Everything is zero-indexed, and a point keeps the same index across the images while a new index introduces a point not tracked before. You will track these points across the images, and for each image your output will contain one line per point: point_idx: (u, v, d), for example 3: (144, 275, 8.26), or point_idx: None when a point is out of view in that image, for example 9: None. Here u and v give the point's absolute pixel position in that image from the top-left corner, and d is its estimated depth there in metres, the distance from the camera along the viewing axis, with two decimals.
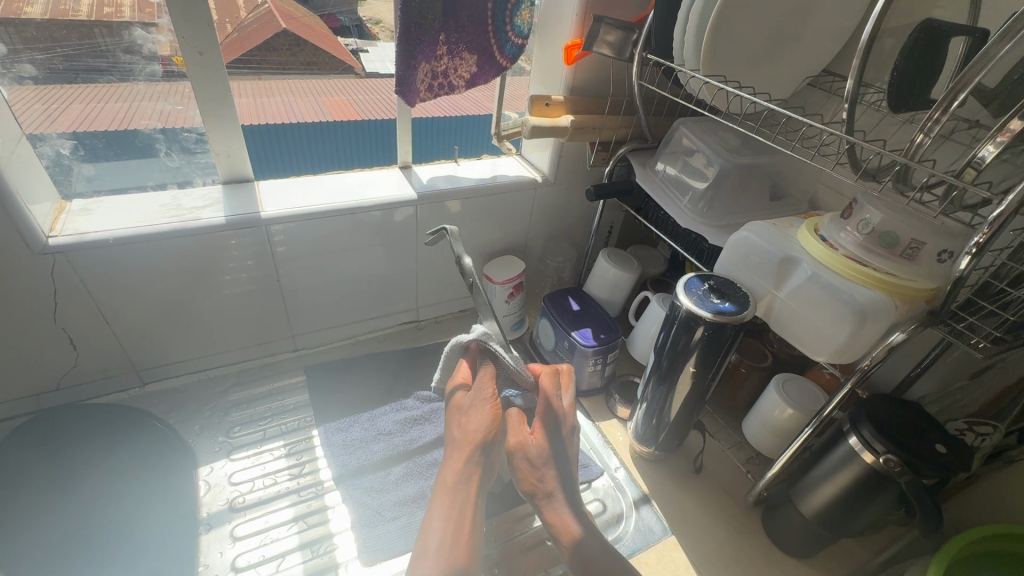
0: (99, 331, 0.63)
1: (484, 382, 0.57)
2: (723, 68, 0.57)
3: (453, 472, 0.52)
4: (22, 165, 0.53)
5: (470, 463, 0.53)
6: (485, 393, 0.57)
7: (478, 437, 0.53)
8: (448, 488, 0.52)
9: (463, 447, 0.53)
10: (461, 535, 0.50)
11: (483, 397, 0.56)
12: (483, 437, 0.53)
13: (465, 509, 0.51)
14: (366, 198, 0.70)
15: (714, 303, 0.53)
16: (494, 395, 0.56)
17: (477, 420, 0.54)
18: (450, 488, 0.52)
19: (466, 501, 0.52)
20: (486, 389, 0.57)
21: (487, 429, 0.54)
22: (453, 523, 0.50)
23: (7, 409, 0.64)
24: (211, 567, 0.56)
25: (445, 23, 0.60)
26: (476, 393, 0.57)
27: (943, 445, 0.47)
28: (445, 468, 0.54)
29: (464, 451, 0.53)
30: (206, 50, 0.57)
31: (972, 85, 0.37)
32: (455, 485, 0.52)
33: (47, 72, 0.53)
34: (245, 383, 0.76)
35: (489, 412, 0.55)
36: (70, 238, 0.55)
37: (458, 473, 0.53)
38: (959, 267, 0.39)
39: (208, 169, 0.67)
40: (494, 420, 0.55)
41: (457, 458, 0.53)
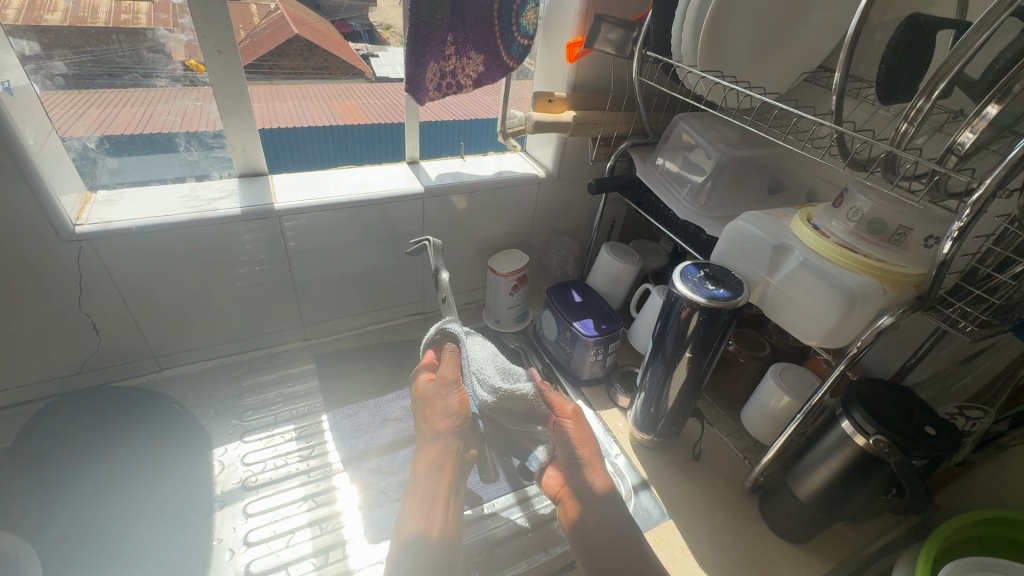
0: (120, 316, 0.66)
1: (447, 369, 0.63)
2: (720, 63, 0.58)
3: (426, 461, 0.57)
4: (52, 158, 0.56)
5: (443, 450, 0.58)
6: (448, 380, 0.62)
7: (449, 423, 0.60)
8: (425, 478, 0.56)
9: (436, 435, 0.59)
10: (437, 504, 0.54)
11: (446, 383, 0.62)
12: (454, 424, 0.60)
13: (438, 500, 0.54)
14: (374, 191, 0.72)
15: (709, 289, 0.54)
16: (455, 379, 0.62)
17: (447, 405, 0.61)
18: (423, 477, 0.56)
19: (437, 491, 0.55)
20: (448, 377, 0.62)
21: (460, 412, 0.60)
22: (428, 512, 0.53)
23: (31, 391, 0.67)
24: (224, 542, 0.58)
25: (452, 23, 0.63)
26: (441, 381, 0.62)
27: (933, 427, 0.49)
28: (419, 457, 0.58)
29: (440, 441, 0.59)
30: (225, 48, 0.59)
31: (952, 75, 0.39)
32: (427, 474, 0.56)
33: (76, 68, 0.57)
34: (257, 370, 0.78)
35: (456, 398, 0.61)
36: (96, 227, 0.58)
37: (432, 461, 0.57)
38: (943, 250, 0.41)
39: (225, 163, 0.70)
40: (461, 407, 0.61)
41: (432, 445, 0.58)
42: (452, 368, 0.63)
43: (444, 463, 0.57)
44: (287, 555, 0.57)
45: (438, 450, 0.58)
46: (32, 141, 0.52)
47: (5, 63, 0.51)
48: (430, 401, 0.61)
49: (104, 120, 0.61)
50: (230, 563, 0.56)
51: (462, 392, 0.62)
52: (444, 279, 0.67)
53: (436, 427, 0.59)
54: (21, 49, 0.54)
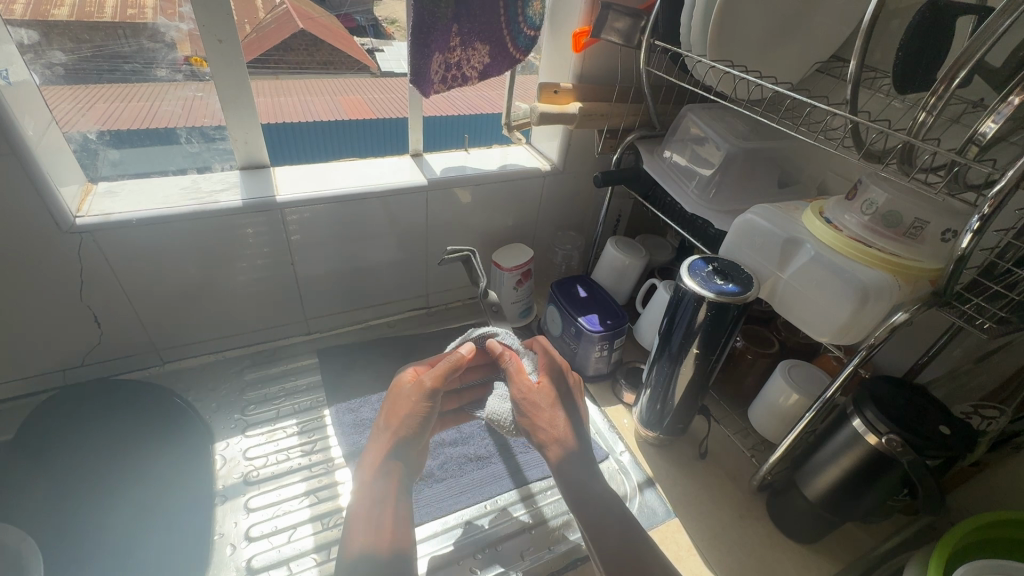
0: (123, 309, 0.66)
1: (427, 373, 0.57)
2: (730, 53, 0.57)
3: (369, 471, 0.54)
4: (53, 149, 0.56)
5: (385, 461, 0.54)
6: (424, 384, 0.57)
7: (399, 428, 0.56)
8: (371, 487, 0.53)
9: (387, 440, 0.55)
10: (382, 522, 0.50)
11: (421, 386, 0.56)
12: (406, 432, 0.55)
13: (384, 509, 0.52)
14: (377, 183, 0.71)
15: (718, 284, 0.53)
16: (431, 388, 0.56)
17: (407, 411, 0.56)
18: (370, 484, 0.53)
19: (386, 500, 0.52)
20: (425, 380, 0.57)
21: (412, 420, 0.56)
22: (370, 519, 0.51)
23: (33, 384, 0.67)
24: (226, 537, 0.58)
25: (458, 13, 0.62)
26: (417, 384, 0.57)
27: (947, 426, 0.48)
28: (368, 460, 0.55)
29: (386, 443, 0.55)
30: (226, 38, 0.58)
31: (973, 62, 0.38)
32: (376, 480, 0.53)
33: (76, 58, 0.56)
34: (259, 364, 0.78)
35: (419, 406, 0.56)
36: (96, 219, 0.58)
37: (378, 469, 0.54)
38: (961, 245, 0.39)
39: (227, 155, 0.69)
40: (421, 415, 0.56)
41: (378, 450, 0.55)
42: (434, 378, 0.57)
43: (389, 469, 0.54)
44: (288, 550, 0.57)
45: (382, 458, 0.54)
46: (31, 132, 0.52)
47: (6, 54, 0.51)
48: (398, 400, 0.58)
49: (109, 115, 0.61)
50: (232, 558, 0.56)
51: (428, 404, 0.56)
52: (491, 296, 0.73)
53: (391, 425, 0.56)
54: (19, 38, 0.53)
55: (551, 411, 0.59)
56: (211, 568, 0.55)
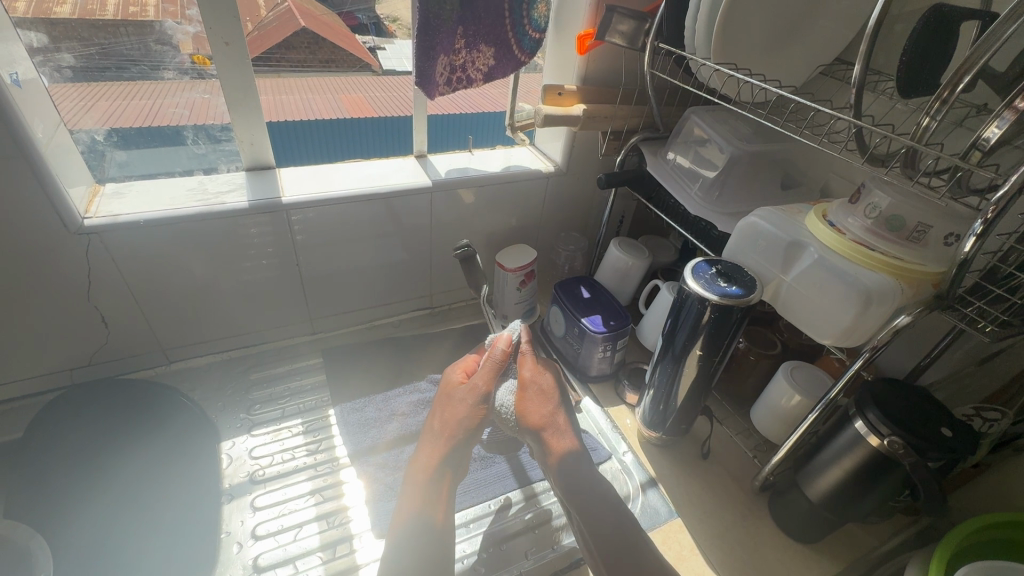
0: (129, 309, 0.66)
1: (478, 378, 0.63)
2: (734, 56, 0.57)
3: (427, 462, 0.58)
4: (61, 150, 0.56)
5: (443, 461, 0.58)
6: (476, 389, 0.62)
7: (461, 430, 0.60)
8: (423, 482, 0.57)
9: (444, 441, 0.59)
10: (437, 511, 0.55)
11: (475, 390, 0.62)
12: (462, 434, 0.60)
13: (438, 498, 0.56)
14: (381, 184, 0.72)
15: (721, 286, 0.53)
16: (484, 395, 0.62)
17: (460, 412, 0.61)
18: (422, 481, 0.57)
19: (437, 495, 0.56)
20: (477, 386, 0.62)
21: (466, 423, 0.60)
22: (427, 501, 0.55)
23: (41, 383, 0.68)
24: (233, 535, 0.58)
25: (463, 15, 0.62)
26: (469, 389, 0.62)
27: (949, 428, 0.48)
28: (420, 459, 0.59)
29: (443, 442, 0.59)
30: (232, 41, 0.58)
31: (978, 67, 0.38)
32: (429, 479, 0.57)
33: (84, 60, 0.57)
34: (264, 364, 0.78)
35: (474, 413, 0.61)
36: (104, 220, 0.58)
37: (431, 469, 0.58)
38: (964, 249, 0.40)
39: (232, 156, 0.69)
40: (473, 419, 0.61)
41: (434, 451, 0.59)
42: (486, 381, 0.62)
43: (444, 470, 0.58)
44: (294, 549, 0.57)
45: (438, 458, 0.58)
46: (40, 133, 0.52)
47: (15, 56, 0.51)
48: (452, 403, 0.62)
49: (112, 114, 0.62)
50: (239, 556, 0.57)
51: (483, 409, 0.61)
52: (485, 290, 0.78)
53: (447, 428, 0.60)
54: (29, 40, 0.54)
55: (551, 408, 0.62)
56: (218, 566, 0.56)
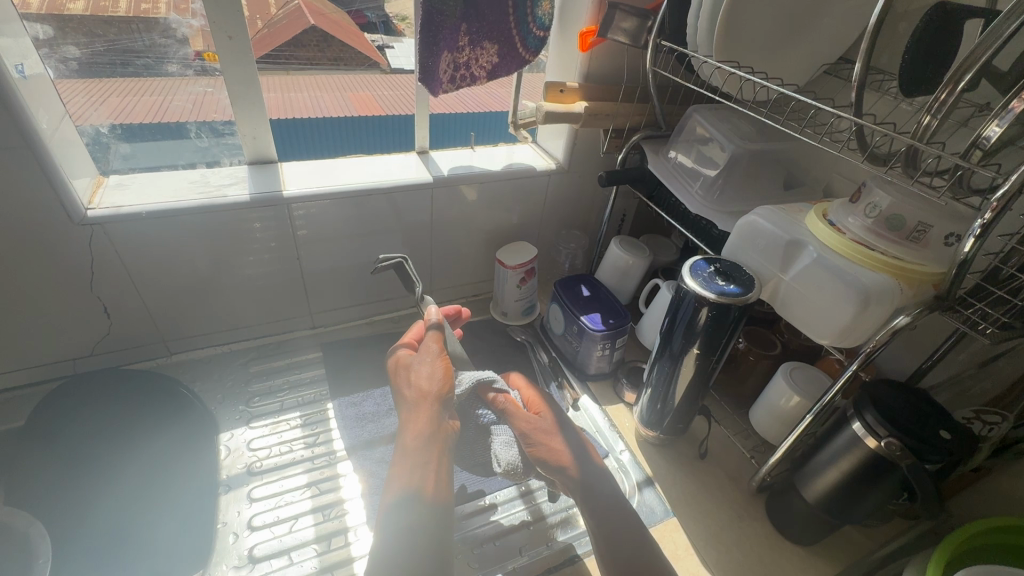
0: (131, 301, 0.67)
1: (431, 342, 0.61)
2: (736, 54, 0.57)
3: (414, 429, 0.53)
4: (66, 142, 0.57)
5: (431, 421, 0.53)
6: (431, 350, 0.60)
7: (433, 389, 0.56)
8: (412, 453, 0.51)
9: (422, 407, 0.55)
10: (429, 474, 0.50)
11: (431, 352, 0.60)
12: (437, 392, 0.56)
13: (430, 467, 0.50)
14: (384, 179, 0.72)
15: (719, 285, 0.53)
16: (439, 350, 0.61)
17: (425, 374, 0.57)
18: (413, 450, 0.51)
19: (430, 463, 0.51)
20: (432, 346, 0.61)
21: (437, 383, 0.57)
22: (421, 470, 0.50)
23: (42, 372, 0.68)
24: (229, 525, 0.59)
25: (466, 12, 0.62)
26: (424, 352, 0.60)
27: (947, 431, 0.48)
28: (405, 430, 0.53)
29: (422, 407, 0.55)
30: (236, 34, 0.59)
31: (979, 65, 0.38)
32: (418, 446, 0.52)
33: (89, 53, 0.57)
34: (265, 357, 0.79)
35: (439, 366, 0.58)
36: (107, 210, 0.59)
37: (420, 434, 0.52)
38: (964, 249, 0.39)
39: (235, 150, 0.70)
40: (445, 375, 0.58)
41: (416, 416, 0.54)
42: (439, 342, 0.61)
43: (432, 435, 0.53)
44: (289, 540, 0.58)
45: (422, 421, 0.53)
46: (45, 125, 0.53)
47: (22, 48, 0.52)
48: (413, 371, 0.58)
49: (123, 109, 0.62)
50: (235, 546, 0.57)
51: (446, 362, 0.59)
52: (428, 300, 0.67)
53: (419, 393, 0.56)
54: (34, 32, 0.54)
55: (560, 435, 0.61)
56: (214, 555, 0.56)
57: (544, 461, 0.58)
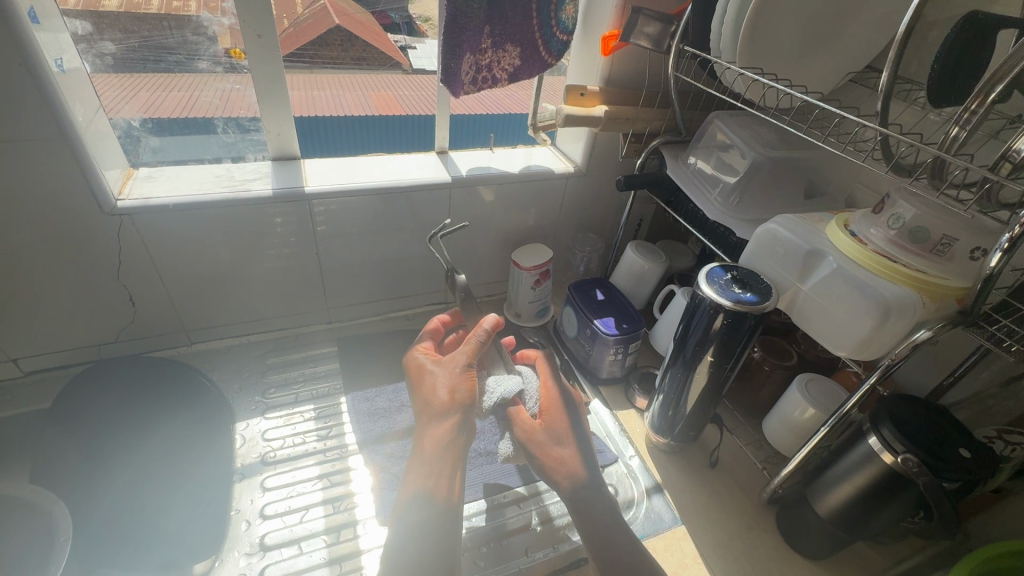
0: (155, 290, 0.69)
1: (458, 351, 0.61)
2: (760, 61, 0.56)
3: (434, 437, 0.55)
4: (99, 135, 0.58)
5: (453, 431, 0.55)
6: (458, 360, 0.60)
7: (456, 399, 0.57)
8: (428, 460, 0.54)
9: (444, 416, 0.56)
10: (445, 480, 0.53)
11: (456, 362, 0.60)
12: (461, 402, 0.57)
13: (446, 475, 0.53)
14: (404, 178, 0.73)
15: (735, 292, 0.53)
16: (467, 362, 0.60)
17: (447, 386, 0.58)
18: (431, 454, 0.54)
19: (444, 468, 0.53)
20: (458, 357, 0.60)
21: (462, 394, 0.57)
22: (436, 477, 0.53)
23: (68, 357, 0.70)
24: (242, 513, 0.60)
25: (490, 15, 0.63)
26: (449, 362, 0.60)
27: (967, 449, 0.46)
28: (425, 433, 0.56)
29: (446, 417, 0.56)
30: (264, 33, 0.60)
31: (1012, 76, 0.37)
32: (436, 451, 0.54)
33: (125, 49, 0.60)
34: (281, 350, 0.80)
35: (464, 379, 0.59)
36: (135, 202, 0.60)
37: (440, 440, 0.55)
38: (990, 263, 0.38)
39: (260, 145, 0.71)
40: (469, 387, 0.58)
41: (440, 423, 0.56)
42: (468, 353, 0.60)
43: (452, 440, 0.55)
44: (300, 530, 0.59)
45: (444, 427, 0.56)
46: (81, 118, 0.55)
47: (62, 44, 0.54)
48: (435, 379, 0.59)
49: (151, 104, 0.65)
50: (246, 534, 0.58)
51: (471, 374, 0.59)
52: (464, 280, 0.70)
53: (442, 402, 0.57)
54: (74, 28, 0.56)
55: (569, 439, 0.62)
56: (227, 541, 0.58)
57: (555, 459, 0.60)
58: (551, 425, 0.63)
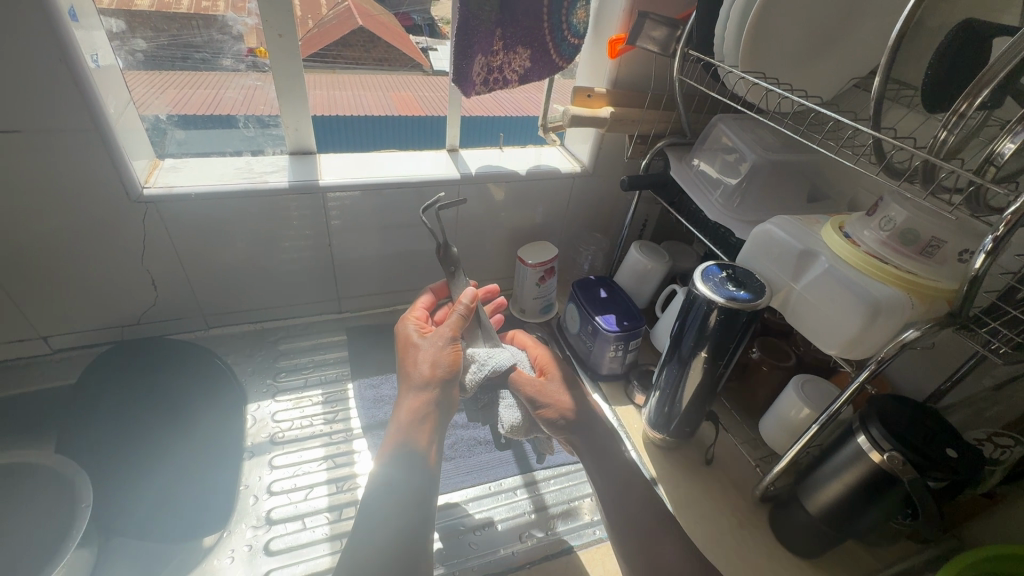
0: (176, 275, 0.72)
1: (444, 325, 0.60)
2: (761, 65, 0.58)
3: (410, 408, 0.54)
4: (129, 126, 0.62)
5: (428, 403, 0.55)
6: (443, 334, 0.59)
7: (438, 373, 0.56)
8: (404, 430, 0.53)
9: (423, 390, 0.55)
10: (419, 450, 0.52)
11: (441, 337, 0.59)
12: (442, 376, 0.56)
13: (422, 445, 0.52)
14: (415, 174, 0.76)
15: (729, 290, 0.54)
16: (452, 336, 0.59)
17: (430, 359, 0.57)
18: (406, 425, 0.53)
19: (420, 440, 0.52)
20: (444, 330, 0.59)
21: (445, 368, 0.57)
22: (411, 447, 0.52)
23: (93, 337, 0.74)
24: (250, 488, 0.63)
25: (501, 19, 0.65)
26: (435, 334, 0.59)
27: (954, 449, 0.47)
28: (402, 404, 0.55)
29: (425, 390, 0.55)
30: (285, 33, 0.63)
31: (996, 82, 0.38)
32: (412, 423, 0.53)
33: (155, 47, 0.64)
34: (293, 337, 0.84)
35: (448, 353, 0.58)
36: (160, 190, 0.64)
37: (416, 411, 0.54)
38: (975, 265, 0.39)
39: (278, 140, 0.74)
40: (452, 362, 0.58)
41: (418, 394, 0.55)
42: (452, 327, 0.60)
43: (428, 413, 0.54)
44: (304, 507, 0.61)
45: (421, 399, 0.55)
46: (112, 110, 0.58)
47: (97, 41, 0.57)
48: (420, 351, 0.58)
49: (179, 100, 0.69)
50: (253, 508, 0.61)
51: (456, 349, 0.59)
52: (454, 252, 0.68)
53: (424, 375, 0.56)
54: (110, 27, 0.59)
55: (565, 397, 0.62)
56: (235, 513, 0.61)
57: (553, 423, 0.60)
58: (548, 381, 0.63)
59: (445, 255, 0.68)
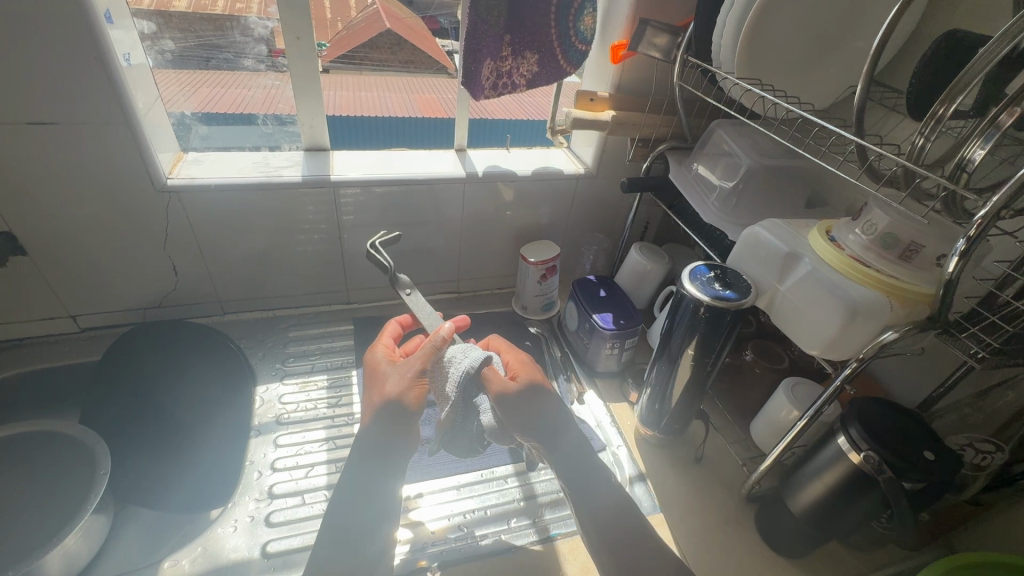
0: (195, 262, 0.76)
1: (415, 356, 0.56)
2: (758, 71, 0.59)
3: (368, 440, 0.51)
4: (156, 121, 0.67)
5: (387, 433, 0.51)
6: (412, 364, 0.56)
7: (399, 406, 0.52)
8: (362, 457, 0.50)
9: (380, 428, 0.51)
10: (379, 474, 0.50)
11: (410, 368, 0.55)
12: (406, 411, 0.52)
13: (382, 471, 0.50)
14: (422, 172, 0.78)
15: (715, 289, 0.55)
16: (420, 369, 0.55)
17: (394, 394, 0.53)
18: (365, 453, 0.50)
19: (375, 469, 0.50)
20: (413, 362, 0.56)
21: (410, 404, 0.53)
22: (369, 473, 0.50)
23: (118, 318, 0.79)
24: (255, 464, 0.66)
25: (509, 25, 0.68)
26: (403, 366, 0.56)
27: (932, 452, 0.48)
28: (362, 438, 0.51)
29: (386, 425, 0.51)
30: (302, 36, 0.66)
31: (970, 88, 0.39)
32: (371, 453, 0.50)
33: (183, 46, 0.69)
34: (303, 325, 0.87)
35: (415, 389, 0.54)
36: (183, 181, 0.68)
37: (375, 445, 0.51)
38: (949, 269, 0.40)
39: (295, 137, 0.78)
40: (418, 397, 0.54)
41: (377, 429, 0.51)
42: (422, 359, 0.56)
43: (389, 445, 0.51)
44: (304, 484, 0.65)
45: (380, 432, 0.51)
46: (141, 105, 0.63)
47: (131, 41, 0.62)
48: (387, 382, 0.55)
49: (209, 100, 0.75)
50: (257, 482, 0.64)
51: (423, 384, 0.55)
52: (403, 279, 0.67)
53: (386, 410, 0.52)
54: (141, 28, 0.64)
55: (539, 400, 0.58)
56: (240, 487, 0.64)
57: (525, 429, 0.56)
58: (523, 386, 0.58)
59: (394, 280, 0.66)
